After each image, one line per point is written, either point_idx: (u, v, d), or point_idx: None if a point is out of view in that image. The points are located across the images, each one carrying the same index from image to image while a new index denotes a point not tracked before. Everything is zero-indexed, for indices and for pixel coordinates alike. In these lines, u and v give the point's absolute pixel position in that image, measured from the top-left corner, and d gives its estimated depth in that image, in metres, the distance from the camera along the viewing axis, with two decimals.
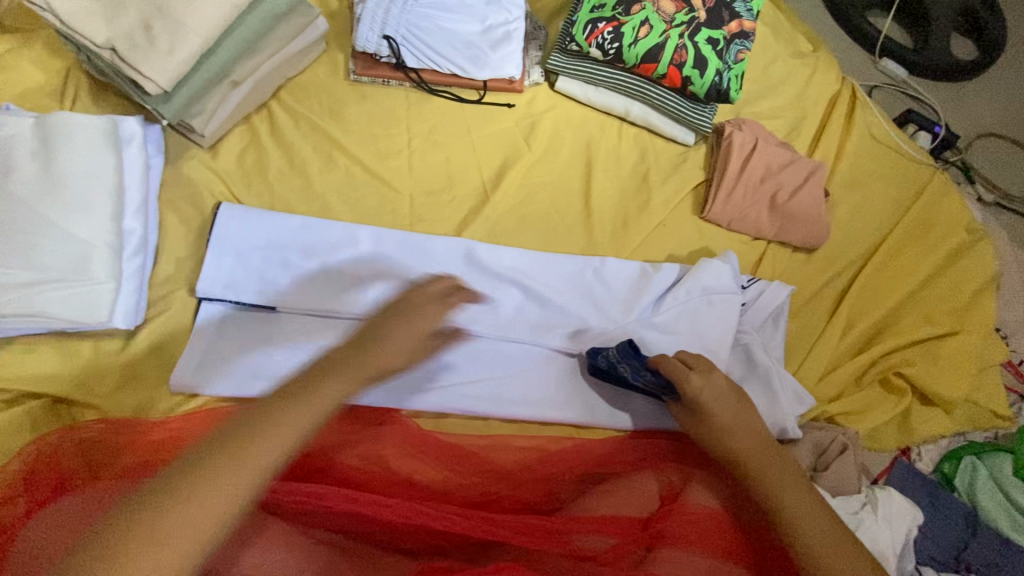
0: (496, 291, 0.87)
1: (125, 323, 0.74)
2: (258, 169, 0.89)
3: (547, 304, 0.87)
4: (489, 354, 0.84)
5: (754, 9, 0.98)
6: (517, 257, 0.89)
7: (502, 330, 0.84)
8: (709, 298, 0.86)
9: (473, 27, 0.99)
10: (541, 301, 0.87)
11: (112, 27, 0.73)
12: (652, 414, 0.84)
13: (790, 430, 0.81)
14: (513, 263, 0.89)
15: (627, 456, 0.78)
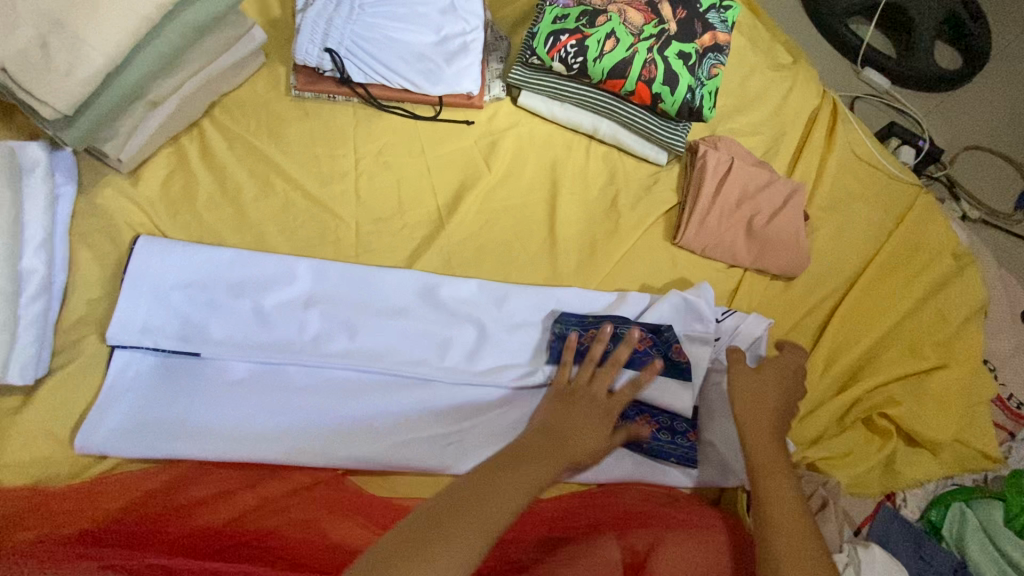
0: (450, 329, 0.79)
1: (22, 378, 0.66)
2: (186, 197, 0.80)
3: (501, 343, 0.80)
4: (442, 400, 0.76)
5: (729, 20, 0.92)
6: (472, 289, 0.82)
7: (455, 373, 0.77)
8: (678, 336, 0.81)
9: (426, 37, 0.90)
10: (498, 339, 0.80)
11: (3, 44, 0.64)
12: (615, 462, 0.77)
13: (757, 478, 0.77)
14: (467, 296, 0.81)
15: (590, 517, 0.71)
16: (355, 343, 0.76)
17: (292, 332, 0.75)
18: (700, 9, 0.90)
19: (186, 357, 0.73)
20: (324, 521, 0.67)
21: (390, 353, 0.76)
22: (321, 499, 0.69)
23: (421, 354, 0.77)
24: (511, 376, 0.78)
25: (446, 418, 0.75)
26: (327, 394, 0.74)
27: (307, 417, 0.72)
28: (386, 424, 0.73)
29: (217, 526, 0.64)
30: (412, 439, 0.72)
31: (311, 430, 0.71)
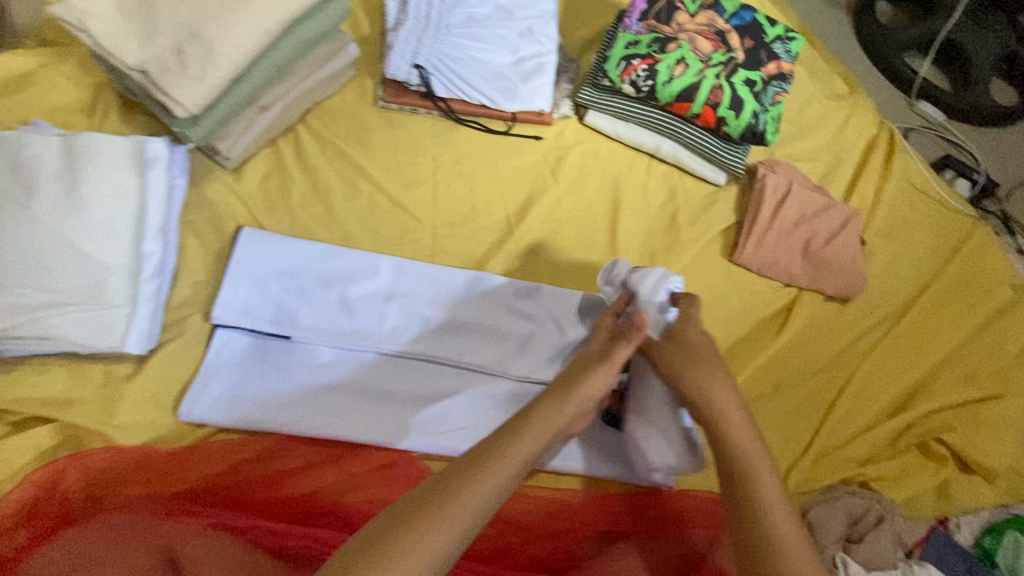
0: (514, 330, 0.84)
1: (137, 349, 0.72)
2: (282, 194, 0.88)
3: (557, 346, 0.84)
4: (508, 395, 0.81)
5: (794, 51, 0.96)
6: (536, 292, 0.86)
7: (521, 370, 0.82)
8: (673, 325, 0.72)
9: (504, 58, 0.97)
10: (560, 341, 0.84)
11: (146, 51, 0.72)
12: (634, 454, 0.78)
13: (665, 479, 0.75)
14: (530, 299, 0.86)
15: (641, 516, 0.76)
16: (429, 337, 0.82)
17: (372, 323, 0.81)
18: (766, 40, 0.95)
19: (276, 339, 0.79)
20: (397, 500, 0.72)
21: (462, 349, 0.82)
22: (394, 479, 0.74)
23: (490, 351, 0.82)
24: None
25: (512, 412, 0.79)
26: (403, 384, 0.79)
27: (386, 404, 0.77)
28: (458, 415, 0.78)
29: (301, 496, 0.71)
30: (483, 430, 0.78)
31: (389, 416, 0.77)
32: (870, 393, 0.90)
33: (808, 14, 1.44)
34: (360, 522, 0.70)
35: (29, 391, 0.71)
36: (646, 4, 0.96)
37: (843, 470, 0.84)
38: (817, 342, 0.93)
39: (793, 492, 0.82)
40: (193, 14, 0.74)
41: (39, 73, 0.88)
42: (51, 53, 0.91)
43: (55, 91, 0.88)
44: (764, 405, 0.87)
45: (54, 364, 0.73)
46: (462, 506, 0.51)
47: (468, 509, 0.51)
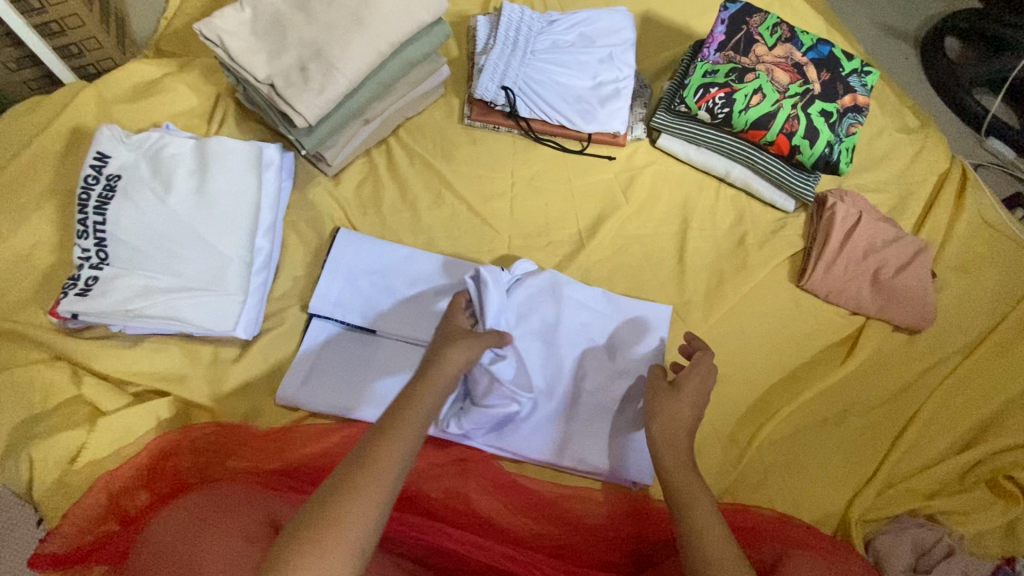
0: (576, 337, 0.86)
1: (245, 333, 0.79)
2: (374, 201, 0.94)
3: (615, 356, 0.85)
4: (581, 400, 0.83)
5: (869, 84, 0.98)
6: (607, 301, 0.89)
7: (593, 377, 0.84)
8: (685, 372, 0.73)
9: (585, 82, 1.02)
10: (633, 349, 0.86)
11: (276, 67, 0.81)
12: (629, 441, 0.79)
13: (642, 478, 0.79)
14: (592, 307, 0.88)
15: None
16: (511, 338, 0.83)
17: None
18: (842, 73, 0.98)
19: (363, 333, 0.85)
20: (472, 494, 0.76)
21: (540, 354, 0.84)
22: (471, 473, 0.77)
23: (565, 357, 0.84)
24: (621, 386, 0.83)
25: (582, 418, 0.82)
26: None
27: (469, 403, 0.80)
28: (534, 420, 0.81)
29: None
30: (553, 437, 0.81)
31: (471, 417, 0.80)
32: (937, 426, 0.89)
33: (875, 48, 1.46)
34: (440, 511, 0.74)
35: (147, 365, 0.78)
36: (725, 35, 1.00)
37: (909, 501, 0.84)
38: (884, 372, 0.93)
39: (857, 519, 0.82)
40: (318, 35, 0.82)
41: (166, 80, 0.98)
42: (176, 63, 1.01)
43: (180, 97, 0.97)
44: (828, 430, 0.88)
45: (169, 342, 0.79)
46: (372, 478, 0.52)
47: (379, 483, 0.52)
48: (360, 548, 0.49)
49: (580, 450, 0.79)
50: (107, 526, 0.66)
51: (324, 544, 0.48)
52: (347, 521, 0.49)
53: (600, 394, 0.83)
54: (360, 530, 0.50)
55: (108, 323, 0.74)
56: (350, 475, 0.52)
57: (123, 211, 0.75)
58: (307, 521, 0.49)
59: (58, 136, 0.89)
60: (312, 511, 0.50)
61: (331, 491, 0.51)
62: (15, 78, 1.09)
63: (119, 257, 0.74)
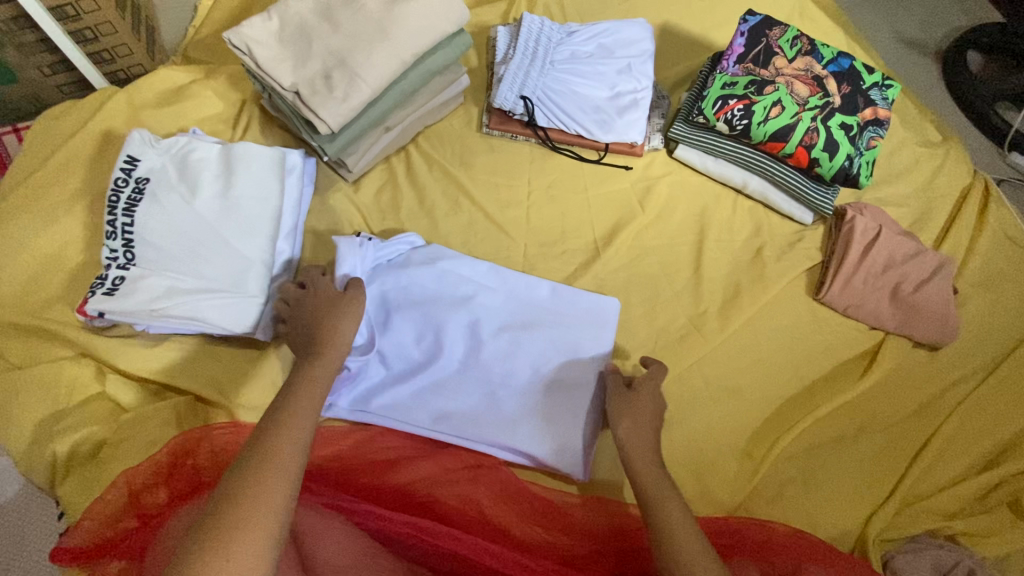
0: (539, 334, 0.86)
1: (265, 335, 0.80)
2: (393, 206, 0.96)
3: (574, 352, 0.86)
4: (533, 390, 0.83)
5: (890, 98, 0.98)
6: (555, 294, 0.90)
7: (547, 368, 0.84)
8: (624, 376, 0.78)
9: (603, 93, 1.03)
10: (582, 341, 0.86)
11: (302, 75, 0.83)
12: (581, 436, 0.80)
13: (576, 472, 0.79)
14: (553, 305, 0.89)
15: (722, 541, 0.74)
16: (452, 330, 0.85)
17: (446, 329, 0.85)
18: (863, 86, 0.97)
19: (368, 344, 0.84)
20: (485, 500, 0.76)
21: (487, 345, 0.85)
22: (483, 481, 0.77)
23: (521, 351, 0.85)
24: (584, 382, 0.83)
25: (535, 407, 0.82)
26: (438, 375, 0.83)
27: (418, 392, 0.83)
28: (483, 408, 0.82)
29: (400, 487, 0.75)
30: (507, 424, 0.80)
31: (419, 406, 0.82)
32: (957, 445, 0.87)
33: (895, 61, 1.45)
34: (453, 516, 0.73)
35: (168, 364, 0.79)
36: (744, 48, 1.00)
37: (928, 521, 0.82)
38: (903, 388, 0.91)
39: (875, 538, 0.80)
40: (343, 45, 0.84)
41: (193, 86, 1.01)
42: (203, 70, 1.04)
43: (207, 103, 1.00)
44: (844, 446, 0.87)
45: (191, 342, 0.81)
46: (279, 470, 0.53)
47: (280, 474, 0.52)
48: (273, 537, 0.49)
49: (534, 438, 0.80)
50: (125, 523, 0.67)
51: (231, 546, 0.47)
52: (255, 518, 0.49)
53: (551, 381, 0.83)
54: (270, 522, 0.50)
55: (133, 322, 0.76)
56: (244, 473, 0.52)
57: (150, 213, 0.77)
58: (207, 522, 0.49)
59: (89, 140, 0.91)
60: (219, 509, 0.49)
61: (228, 490, 0.51)
62: (50, 82, 1.13)
63: (145, 257, 0.76)
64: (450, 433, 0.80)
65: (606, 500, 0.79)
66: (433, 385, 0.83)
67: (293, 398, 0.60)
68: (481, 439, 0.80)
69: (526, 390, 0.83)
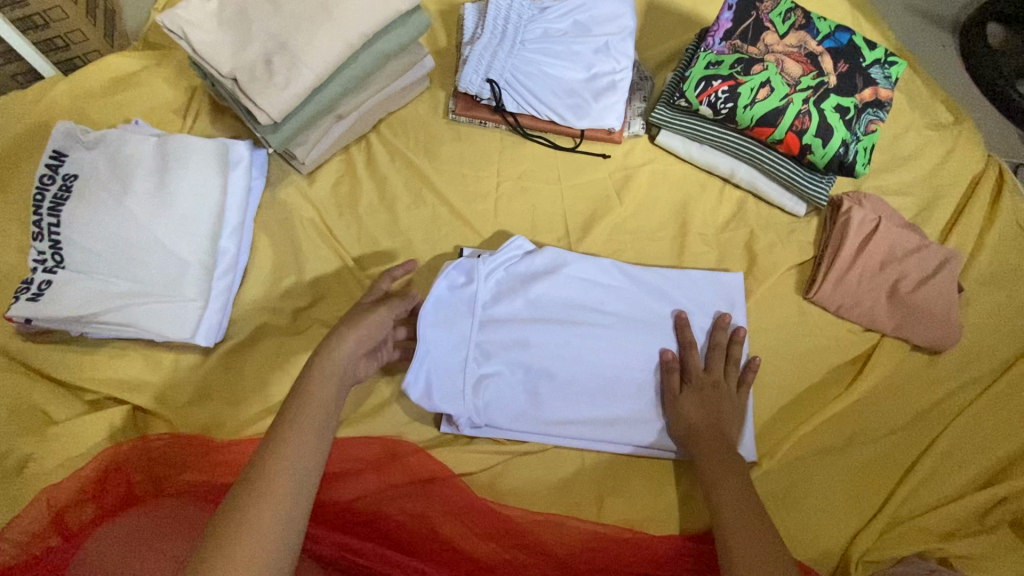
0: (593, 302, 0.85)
1: (206, 341, 0.75)
2: (351, 200, 0.90)
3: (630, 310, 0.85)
4: (603, 371, 0.81)
5: (893, 76, 0.89)
6: (615, 268, 0.87)
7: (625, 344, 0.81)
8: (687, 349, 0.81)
9: (578, 74, 0.95)
10: (652, 311, 0.85)
11: (239, 60, 0.76)
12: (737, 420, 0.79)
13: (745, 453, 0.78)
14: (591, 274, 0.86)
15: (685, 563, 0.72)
16: (523, 322, 0.81)
17: (519, 342, 0.79)
18: (863, 63, 0.88)
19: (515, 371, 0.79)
20: (435, 517, 0.71)
21: (564, 329, 0.81)
22: (435, 496, 0.73)
23: (600, 343, 0.82)
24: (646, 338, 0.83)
25: (643, 394, 0.81)
26: (529, 386, 0.79)
27: (553, 399, 0.79)
28: (619, 404, 0.80)
29: (342, 504, 0.71)
30: (631, 421, 0.79)
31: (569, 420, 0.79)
32: (956, 458, 0.80)
33: (906, 34, 1.33)
34: (398, 535, 0.70)
35: (105, 372, 0.75)
36: (731, 23, 0.91)
37: (919, 541, 0.76)
38: (898, 396, 0.84)
39: (859, 559, 0.74)
40: (285, 27, 0.77)
41: (142, 74, 0.95)
42: (154, 56, 0.98)
43: (155, 91, 0.94)
44: (833, 459, 0.80)
45: (129, 348, 0.76)
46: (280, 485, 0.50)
47: (284, 492, 0.50)
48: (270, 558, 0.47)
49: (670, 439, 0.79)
50: (47, 541, 0.63)
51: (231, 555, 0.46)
52: (259, 528, 0.47)
53: (640, 359, 0.81)
54: (278, 525, 0.48)
55: (64, 328, 0.72)
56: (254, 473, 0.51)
57: (78, 212, 0.72)
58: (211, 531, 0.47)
59: (29, 134, 0.87)
60: (231, 505, 0.49)
61: (234, 506, 0.49)
62: (3, 71, 1.07)
63: (74, 260, 0.71)
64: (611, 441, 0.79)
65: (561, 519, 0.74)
66: (537, 383, 0.79)
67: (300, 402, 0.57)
68: (638, 443, 0.79)
69: (628, 375, 0.81)
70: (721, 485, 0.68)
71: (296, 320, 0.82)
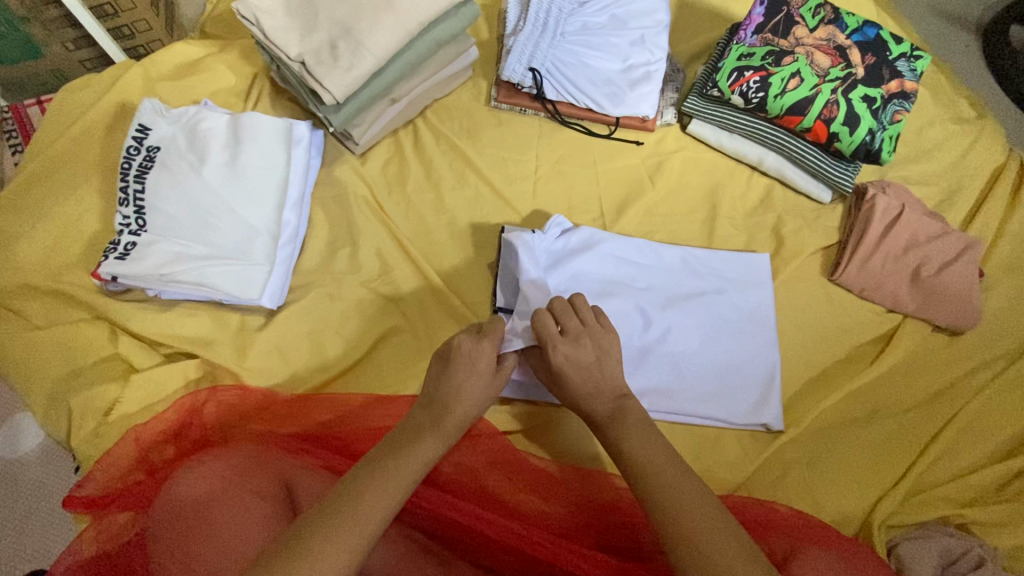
0: (627, 279, 0.90)
1: (270, 303, 0.82)
2: (400, 180, 0.96)
3: (662, 286, 0.90)
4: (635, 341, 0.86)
5: (919, 69, 0.93)
6: (646, 248, 0.92)
7: (658, 317, 0.87)
8: (713, 323, 0.88)
9: (614, 65, 1.01)
10: (684, 287, 0.90)
11: (307, 45, 0.83)
12: (761, 388, 0.85)
13: (771, 422, 0.82)
14: (624, 253, 0.91)
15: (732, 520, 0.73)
16: (561, 294, 0.86)
17: None
18: (889, 57, 0.93)
19: None
20: (481, 468, 0.76)
21: (601, 301, 0.86)
22: (481, 449, 0.78)
23: (636, 317, 0.87)
24: (679, 310, 0.88)
25: (675, 365, 0.86)
26: None
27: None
28: (651, 374, 0.85)
29: None
30: (662, 389, 0.84)
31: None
32: (974, 433, 0.84)
33: (931, 34, 1.37)
34: (447, 484, 0.74)
35: (178, 329, 0.81)
36: (763, 17, 0.96)
37: (938, 508, 0.79)
38: (920, 373, 0.88)
39: (881, 523, 0.78)
40: (349, 14, 0.83)
41: (207, 60, 1.02)
42: (218, 44, 1.05)
43: (220, 76, 1.01)
44: (855, 431, 0.84)
45: (200, 309, 0.83)
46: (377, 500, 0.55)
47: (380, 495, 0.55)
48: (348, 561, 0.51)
49: (702, 406, 0.83)
50: (134, 475, 0.69)
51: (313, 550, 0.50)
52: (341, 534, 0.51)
53: (671, 333, 0.87)
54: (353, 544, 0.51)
55: (145, 286, 0.78)
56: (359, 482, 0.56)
57: (160, 181, 0.79)
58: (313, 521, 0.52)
59: (107, 113, 0.94)
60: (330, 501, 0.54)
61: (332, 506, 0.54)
62: (73, 58, 1.15)
63: (155, 223, 0.78)
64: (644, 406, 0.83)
65: (596, 475, 0.78)
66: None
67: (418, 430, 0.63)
68: (669, 410, 0.83)
69: (660, 347, 0.86)
70: (639, 457, 0.62)
71: (350, 287, 0.88)
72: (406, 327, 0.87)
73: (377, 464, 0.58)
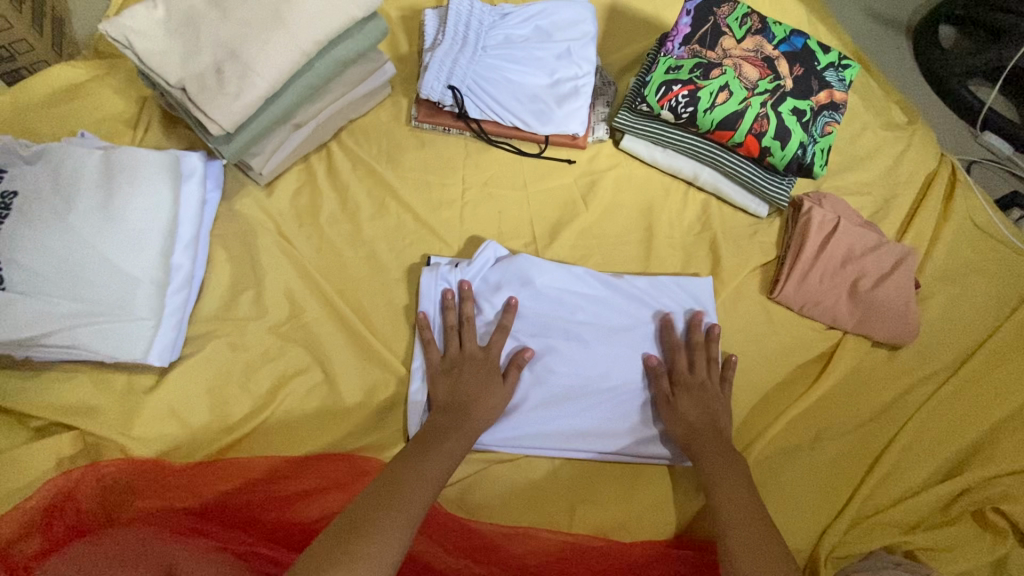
0: (564, 310, 0.84)
1: (159, 361, 0.73)
2: (311, 211, 0.88)
3: (601, 315, 0.84)
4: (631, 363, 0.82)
5: (847, 78, 0.91)
6: (581, 278, 0.86)
7: (593, 350, 0.82)
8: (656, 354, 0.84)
9: (540, 80, 0.95)
10: (625, 315, 0.85)
11: (186, 69, 0.74)
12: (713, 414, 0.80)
13: None
14: (562, 280, 0.85)
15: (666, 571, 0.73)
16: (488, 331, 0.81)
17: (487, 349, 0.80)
18: (818, 67, 0.90)
19: None
20: None
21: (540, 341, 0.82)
22: None
23: (567, 351, 0.82)
24: (618, 341, 0.83)
25: (613, 402, 0.81)
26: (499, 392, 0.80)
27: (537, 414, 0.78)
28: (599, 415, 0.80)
29: (307, 524, 0.70)
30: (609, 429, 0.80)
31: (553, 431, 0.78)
32: (917, 453, 0.82)
33: (863, 38, 1.37)
34: None
35: (52, 396, 0.72)
36: (690, 28, 0.92)
37: (885, 536, 0.77)
38: (862, 391, 0.86)
39: (827, 556, 0.76)
40: (235, 34, 0.75)
41: (91, 85, 0.92)
42: (104, 65, 0.94)
43: (105, 101, 0.91)
44: (798, 457, 0.81)
45: (78, 371, 0.73)
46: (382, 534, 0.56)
47: (417, 491, 0.62)
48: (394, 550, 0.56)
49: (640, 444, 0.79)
50: None
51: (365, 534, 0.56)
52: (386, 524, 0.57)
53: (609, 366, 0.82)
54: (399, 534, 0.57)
55: (5, 352, 0.68)
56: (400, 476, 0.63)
57: (17, 229, 0.68)
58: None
59: None
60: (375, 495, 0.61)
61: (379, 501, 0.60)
62: None
63: (13, 279, 0.67)
64: (594, 450, 0.78)
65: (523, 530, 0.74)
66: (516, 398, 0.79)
67: (407, 479, 0.63)
68: (620, 451, 0.79)
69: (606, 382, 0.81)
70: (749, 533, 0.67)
71: (256, 335, 0.79)
72: (322, 375, 0.79)
73: (393, 487, 0.62)
